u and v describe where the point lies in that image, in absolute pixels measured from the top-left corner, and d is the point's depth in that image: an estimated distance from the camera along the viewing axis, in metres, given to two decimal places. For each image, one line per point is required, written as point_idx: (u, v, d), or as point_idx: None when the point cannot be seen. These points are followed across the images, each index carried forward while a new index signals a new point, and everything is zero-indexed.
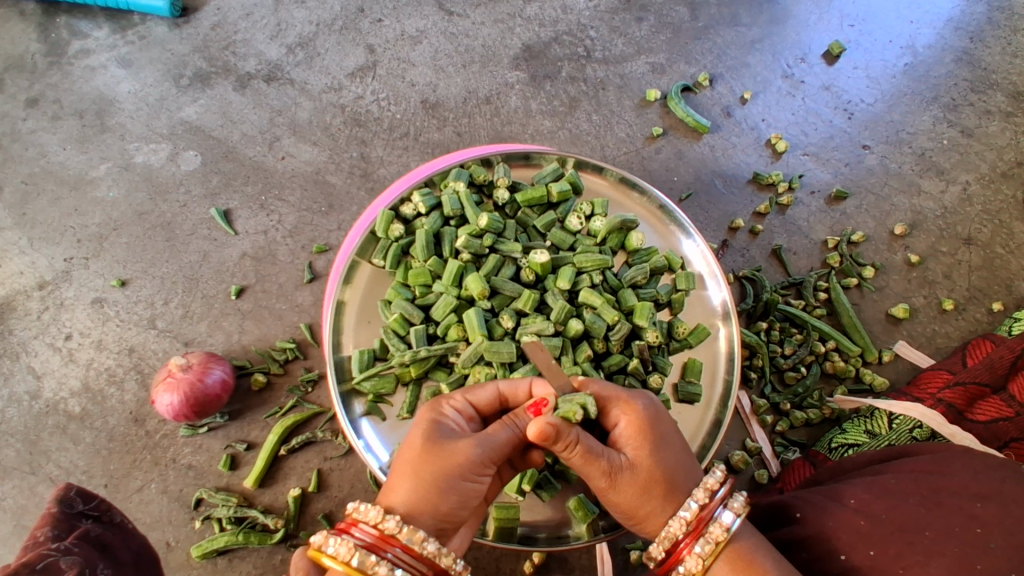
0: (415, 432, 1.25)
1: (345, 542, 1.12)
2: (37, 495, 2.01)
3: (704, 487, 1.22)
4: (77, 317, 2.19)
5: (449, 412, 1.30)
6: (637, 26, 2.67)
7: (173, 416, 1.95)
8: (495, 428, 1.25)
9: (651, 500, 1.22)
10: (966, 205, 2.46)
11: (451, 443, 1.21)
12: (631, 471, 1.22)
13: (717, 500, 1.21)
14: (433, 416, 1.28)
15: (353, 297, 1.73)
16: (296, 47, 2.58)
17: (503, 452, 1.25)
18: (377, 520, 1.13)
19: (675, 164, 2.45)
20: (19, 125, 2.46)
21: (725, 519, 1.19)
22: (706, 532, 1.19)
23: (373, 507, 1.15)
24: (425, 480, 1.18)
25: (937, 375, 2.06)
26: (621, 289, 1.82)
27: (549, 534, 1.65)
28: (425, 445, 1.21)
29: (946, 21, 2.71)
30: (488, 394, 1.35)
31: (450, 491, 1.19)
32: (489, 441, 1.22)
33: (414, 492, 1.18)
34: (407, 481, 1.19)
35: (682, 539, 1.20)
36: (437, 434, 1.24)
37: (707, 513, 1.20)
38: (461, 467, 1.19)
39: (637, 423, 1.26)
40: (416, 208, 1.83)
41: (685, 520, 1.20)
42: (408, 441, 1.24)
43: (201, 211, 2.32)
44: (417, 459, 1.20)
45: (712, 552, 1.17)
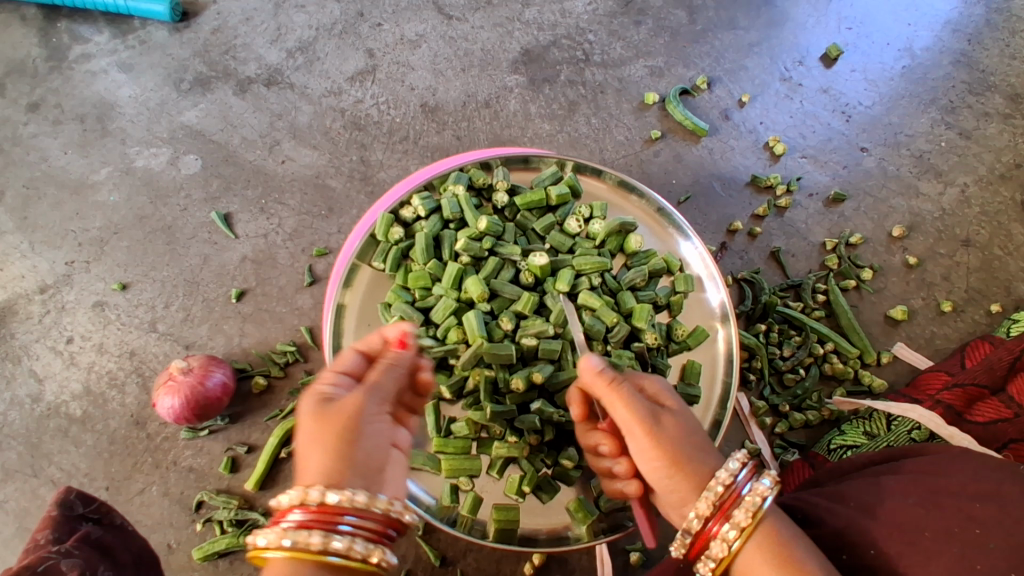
0: (303, 411, 1.18)
1: (274, 532, 1.06)
2: (39, 498, 2.02)
3: (734, 459, 1.18)
4: (78, 320, 2.20)
5: (330, 382, 1.23)
6: (635, 30, 2.68)
7: (174, 418, 1.96)
8: (381, 372, 1.24)
9: (687, 456, 1.21)
10: (965, 206, 2.47)
11: (339, 403, 1.17)
12: (667, 425, 1.22)
13: (744, 475, 1.18)
14: (312, 397, 1.20)
15: (353, 300, 1.74)
16: (296, 52, 2.60)
17: (395, 390, 1.26)
18: (305, 495, 1.07)
19: (674, 167, 2.46)
20: (21, 130, 2.47)
21: (754, 493, 1.17)
22: (736, 511, 1.16)
23: (293, 488, 1.08)
24: (335, 446, 1.12)
25: (936, 376, 2.07)
26: (621, 291, 1.83)
27: (549, 535, 1.66)
28: (322, 415, 1.15)
29: (943, 23, 2.73)
30: (355, 362, 1.28)
31: (363, 444, 1.15)
32: (377, 387, 1.22)
33: (328, 462, 1.11)
34: (318, 457, 1.12)
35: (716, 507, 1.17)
36: (323, 402, 1.18)
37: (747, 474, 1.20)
38: (363, 413, 1.17)
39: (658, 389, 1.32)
40: (416, 211, 1.86)
41: (714, 498, 1.16)
42: (299, 422, 1.17)
43: (202, 215, 2.33)
44: (320, 430, 1.13)
45: (740, 536, 1.16)
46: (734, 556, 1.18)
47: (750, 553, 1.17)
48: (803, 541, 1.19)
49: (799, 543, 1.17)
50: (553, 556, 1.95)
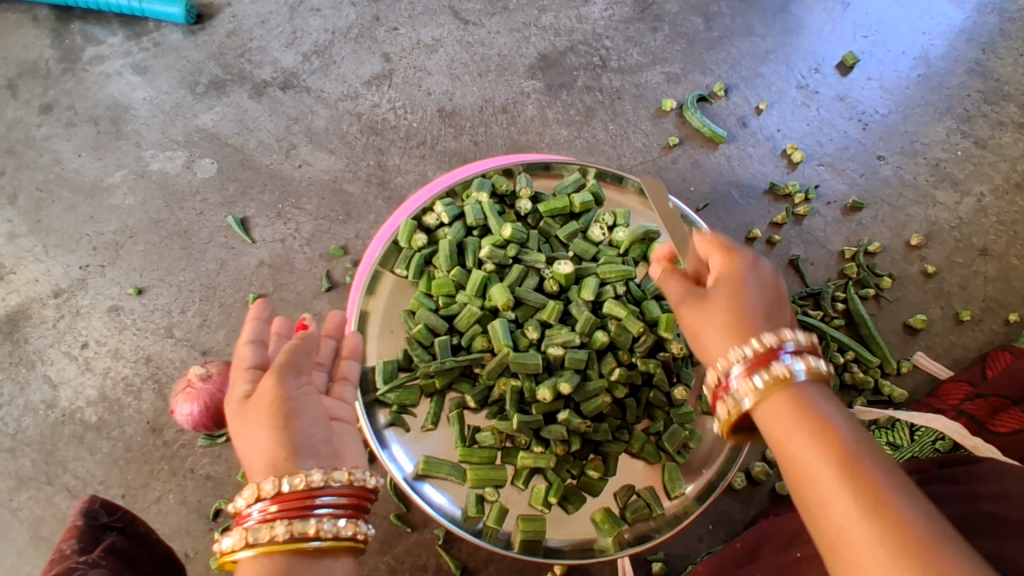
0: (234, 421, 1.18)
1: (243, 533, 1.09)
2: (54, 505, 1.99)
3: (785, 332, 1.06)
4: (93, 325, 2.18)
5: (243, 384, 1.22)
6: (652, 36, 2.68)
7: (192, 425, 1.94)
8: (282, 353, 1.20)
9: (720, 329, 1.11)
10: (981, 215, 2.48)
11: (255, 395, 1.17)
12: (711, 300, 1.13)
13: (791, 346, 1.04)
14: (231, 400, 1.21)
15: (376, 308, 1.77)
16: (312, 55, 2.58)
17: (301, 361, 1.21)
18: (270, 486, 1.09)
19: (692, 174, 2.46)
20: (34, 131, 2.45)
21: (797, 362, 1.03)
22: (766, 369, 1.03)
23: (246, 487, 1.10)
24: (271, 434, 1.13)
25: (957, 387, 2.07)
26: (645, 300, 1.81)
27: (573, 547, 1.66)
28: (247, 419, 1.16)
29: (957, 32, 2.73)
30: (253, 353, 1.28)
31: (289, 429, 1.14)
32: (292, 359, 1.20)
33: (269, 450, 1.12)
34: (254, 452, 1.13)
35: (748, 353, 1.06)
36: (241, 402, 1.19)
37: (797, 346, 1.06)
38: (286, 393, 1.17)
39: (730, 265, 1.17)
40: (439, 217, 1.85)
41: (741, 352, 1.06)
42: (232, 428, 1.19)
43: (218, 219, 2.32)
44: (252, 424, 1.15)
45: (762, 389, 1.03)
46: (753, 411, 1.05)
47: (771, 409, 1.02)
48: (856, 426, 0.97)
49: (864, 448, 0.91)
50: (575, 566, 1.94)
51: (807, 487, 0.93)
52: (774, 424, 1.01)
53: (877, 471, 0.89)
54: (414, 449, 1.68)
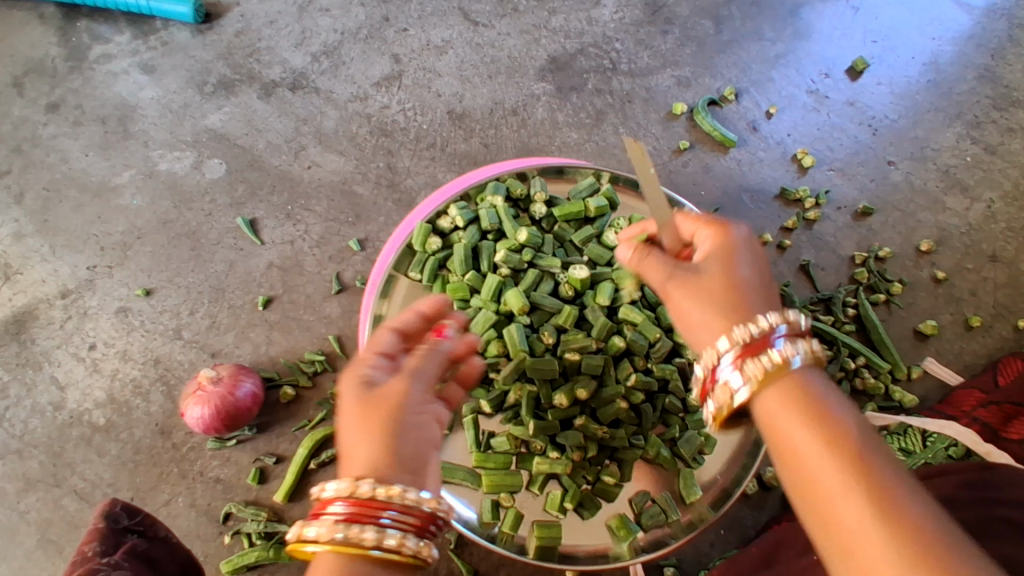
0: (343, 395, 1.11)
1: (324, 524, 1.01)
2: (62, 508, 1.98)
3: (778, 315, 1.11)
4: (101, 326, 2.16)
5: (369, 361, 1.15)
6: (662, 39, 2.67)
7: (203, 428, 1.93)
8: (420, 357, 1.15)
9: (719, 308, 1.15)
10: (991, 221, 2.48)
11: (386, 390, 1.08)
12: (714, 270, 1.19)
13: (783, 328, 1.09)
14: (354, 377, 1.12)
15: (390, 311, 1.72)
16: (321, 56, 2.57)
17: (437, 372, 1.16)
18: (356, 489, 1.00)
19: (702, 178, 2.45)
20: (41, 130, 2.43)
21: (790, 346, 1.07)
22: (761, 354, 1.07)
23: (342, 479, 1.01)
24: (383, 431, 1.05)
25: (969, 394, 2.07)
26: (660, 305, 1.82)
27: (588, 553, 1.65)
28: (363, 398, 1.08)
29: (967, 38, 2.74)
30: (390, 339, 1.20)
31: (405, 436, 1.06)
32: (422, 369, 1.14)
33: (377, 449, 1.04)
34: (369, 442, 1.04)
35: (727, 355, 1.10)
36: (367, 388, 1.10)
37: (768, 335, 1.09)
38: (408, 399, 1.09)
39: (721, 244, 1.22)
40: (454, 221, 1.84)
41: (739, 336, 1.09)
42: (344, 410, 1.08)
43: (227, 220, 2.30)
44: (363, 410, 1.06)
45: (762, 375, 1.06)
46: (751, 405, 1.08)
47: (767, 401, 1.05)
48: (847, 409, 1.01)
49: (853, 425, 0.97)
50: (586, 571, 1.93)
51: (797, 473, 0.97)
52: (771, 424, 1.03)
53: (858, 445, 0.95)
54: None
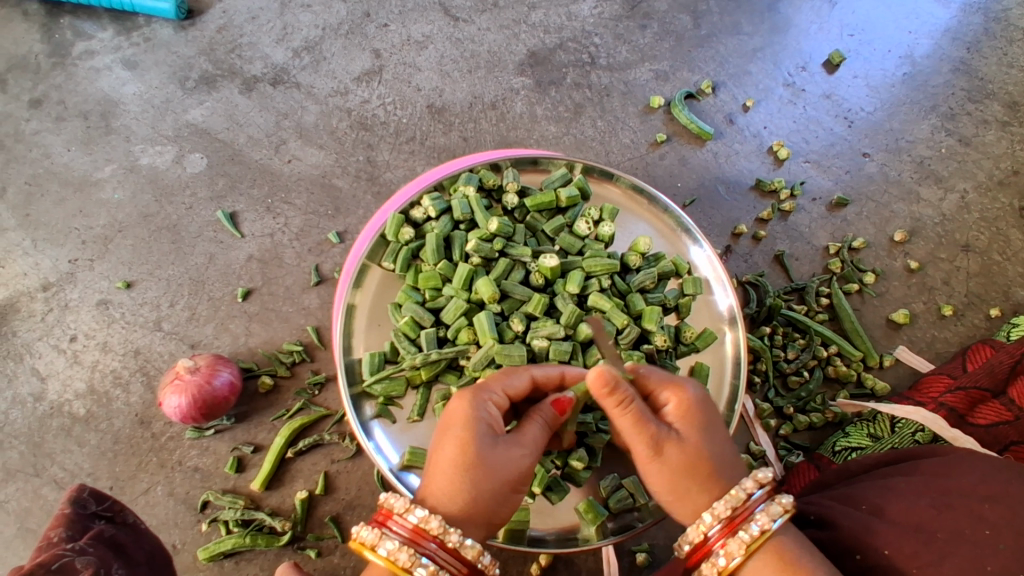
0: (461, 435, 1.22)
1: (404, 549, 1.15)
2: (42, 498, 2.00)
3: (751, 479, 1.23)
4: (82, 319, 2.19)
5: (490, 409, 1.28)
6: (640, 33, 2.70)
7: (181, 418, 1.95)
8: (534, 429, 1.29)
9: (695, 470, 1.24)
10: (964, 212, 2.51)
11: (503, 451, 1.23)
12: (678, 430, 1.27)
13: (760, 493, 1.23)
14: (475, 410, 1.26)
15: (363, 300, 1.77)
16: (302, 51, 2.59)
17: (541, 451, 1.30)
18: (438, 531, 1.15)
19: (679, 170, 2.48)
20: (23, 126, 2.45)
21: (769, 512, 1.21)
22: (746, 524, 1.20)
23: (438, 521, 1.15)
24: (482, 493, 1.20)
25: (938, 380, 2.10)
26: (630, 293, 1.84)
27: (556, 536, 1.69)
28: (480, 454, 1.20)
29: (942, 31, 2.76)
30: (518, 383, 1.37)
31: (499, 500, 1.23)
32: (532, 447, 1.28)
33: (470, 506, 1.19)
34: (466, 483, 1.19)
35: (715, 533, 1.22)
36: (483, 433, 1.24)
37: (747, 511, 1.21)
38: (518, 473, 1.24)
39: (679, 407, 1.28)
40: (427, 211, 1.86)
41: (722, 512, 1.21)
42: (457, 450, 1.21)
43: (207, 213, 2.32)
44: (474, 467, 1.20)
45: (747, 552, 1.19)
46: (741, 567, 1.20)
47: (756, 566, 1.19)
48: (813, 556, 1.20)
49: (798, 546, 1.21)
50: (559, 557, 1.96)
51: None
52: None
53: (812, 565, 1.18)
54: (400, 440, 1.68)
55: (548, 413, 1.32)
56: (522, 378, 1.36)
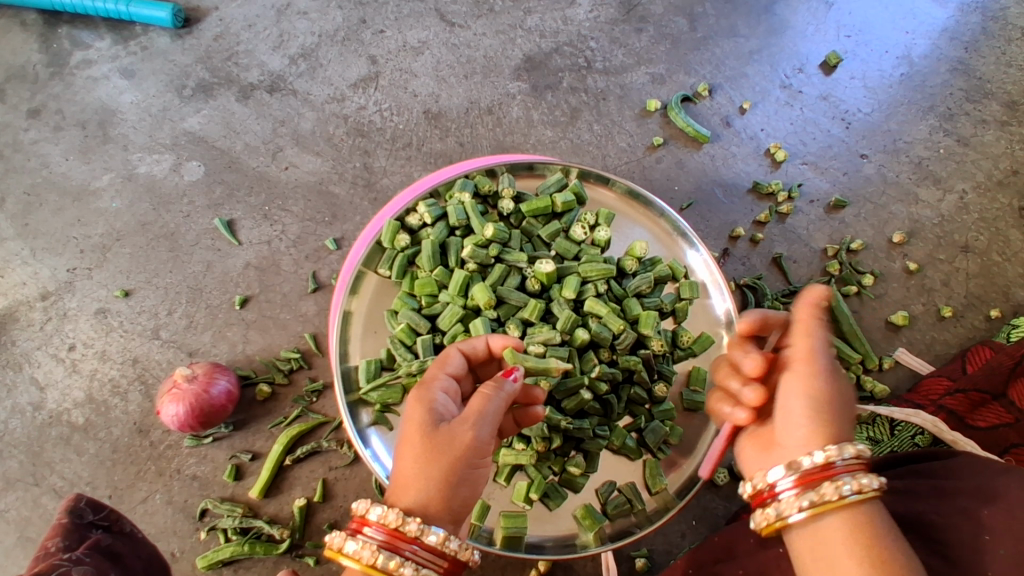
0: (410, 424, 1.23)
1: (368, 546, 1.14)
2: (41, 507, 2.01)
3: (851, 446, 1.14)
4: (80, 328, 2.19)
5: (435, 394, 1.29)
6: (637, 37, 2.70)
7: (178, 426, 1.95)
8: (482, 401, 1.23)
9: (836, 422, 1.18)
10: (963, 213, 2.50)
11: (449, 431, 1.20)
12: (822, 376, 1.21)
13: (853, 462, 1.13)
14: (421, 400, 1.27)
15: (359, 307, 1.77)
16: (299, 58, 2.59)
17: (497, 424, 1.25)
18: (397, 522, 1.14)
19: (676, 174, 2.48)
20: (22, 135, 2.46)
21: (854, 485, 1.11)
22: (822, 485, 1.12)
23: (393, 511, 1.14)
24: (439, 475, 1.18)
25: (937, 381, 2.10)
26: (626, 297, 1.84)
27: (555, 543, 1.69)
28: (427, 437, 1.20)
29: (940, 31, 2.75)
30: (459, 363, 1.40)
31: (459, 479, 1.19)
32: (485, 420, 1.23)
33: (430, 490, 1.17)
34: (420, 473, 1.18)
35: (791, 480, 1.16)
36: (430, 419, 1.23)
37: (833, 471, 1.13)
38: (473, 447, 1.20)
39: (815, 353, 1.23)
40: (422, 217, 1.85)
41: (806, 464, 1.15)
42: (408, 442, 1.21)
43: (204, 221, 2.33)
44: (423, 452, 1.19)
45: (814, 507, 1.12)
46: (801, 521, 1.15)
47: (822, 524, 1.12)
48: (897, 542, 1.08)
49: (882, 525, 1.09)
50: (558, 563, 1.96)
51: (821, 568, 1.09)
52: (820, 542, 1.11)
53: (885, 548, 1.06)
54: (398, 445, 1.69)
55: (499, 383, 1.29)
56: (456, 359, 1.40)
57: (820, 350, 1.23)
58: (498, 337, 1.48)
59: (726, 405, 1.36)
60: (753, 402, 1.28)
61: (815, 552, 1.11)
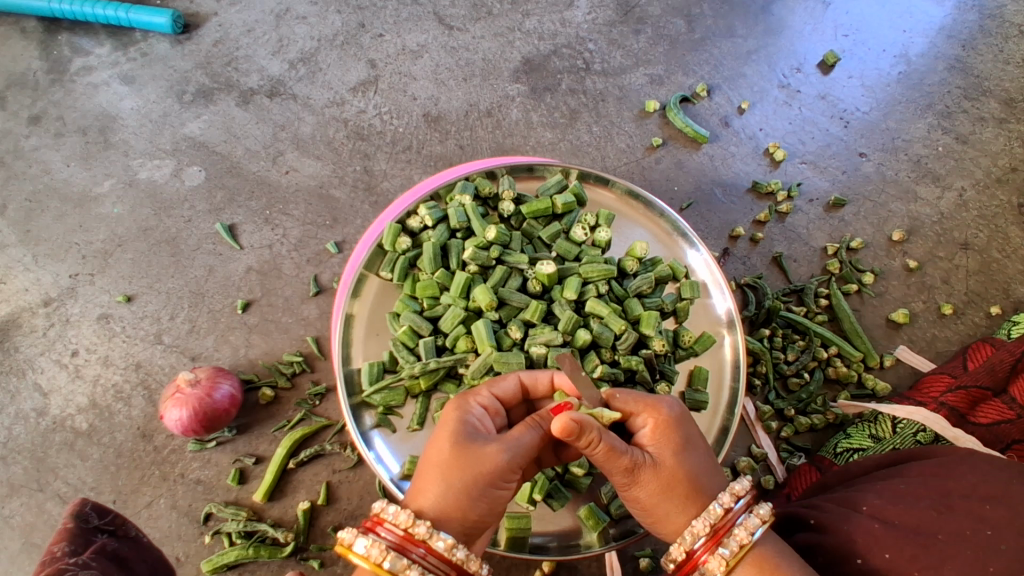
0: (444, 432, 1.25)
1: (376, 544, 1.14)
2: (46, 513, 2.01)
3: (728, 492, 1.23)
4: (83, 333, 2.20)
5: (476, 409, 1.31)
6: (634, 38, 2.71)
7: (182, 431, 1.96)
8: (522, 429, 1.25)
9: (668, 501, 1.23)
10: (962, 210, 2.51)
11: (482, 448, 1.21)
12: (672, 467, 1.24)
13: (740, 505, 1.23)
14: (460, 411, 1.28)
15: (361, 310, 1.76)
16: (298, 63, 2.60)
17: (528, 457, 1.25)
18: (407, 523, 1.14)
19: (675, 174, 2.48)
20: (23, 142, 2.47)
21: (749, 524, 1.21)
22: (728, 538, 1.20)
23: (405, 512, 1.15)
24: (456, 486, 1.18)
25: (938, 379, 2.09)
26: (627, 298, 1.85)
27: (559, 543, 1.69)
28: (456, 448, 1.21)
29: (937, 30, 2.76)
30: (510, 387, 1.40)
31: (475, 498, 1.19)
32: (517, 445, 1.23)
33: (445, 496, 1.18)
34: (439, 478, 1.19)
35: (701, 543, 1.21)
36: (465, 432, 1.24)
37: (728, 521, 1.21)
38: (499, 470, 1.20)
39: (660, 423, 1.27)
40: (423, 220, 1.87)
41: (707, 525, 1.21)
42: (436, 447, 1.23)
43: (206, 226, 2.34)
44: (448, 462, 1.20)
45: (733, 560, 1.19)
46: None
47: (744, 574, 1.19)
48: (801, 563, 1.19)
49: (780, 552, 1.20)
50: (562, 564, 1.97)
51: None
52: None
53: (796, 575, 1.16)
54: (400, 450, 1.68)
55: (545, 417, 1.29)
56: (509, 383, 1.41)
57: (665, 457, 1.24)
58: (564, 374, 1.43)
59: None
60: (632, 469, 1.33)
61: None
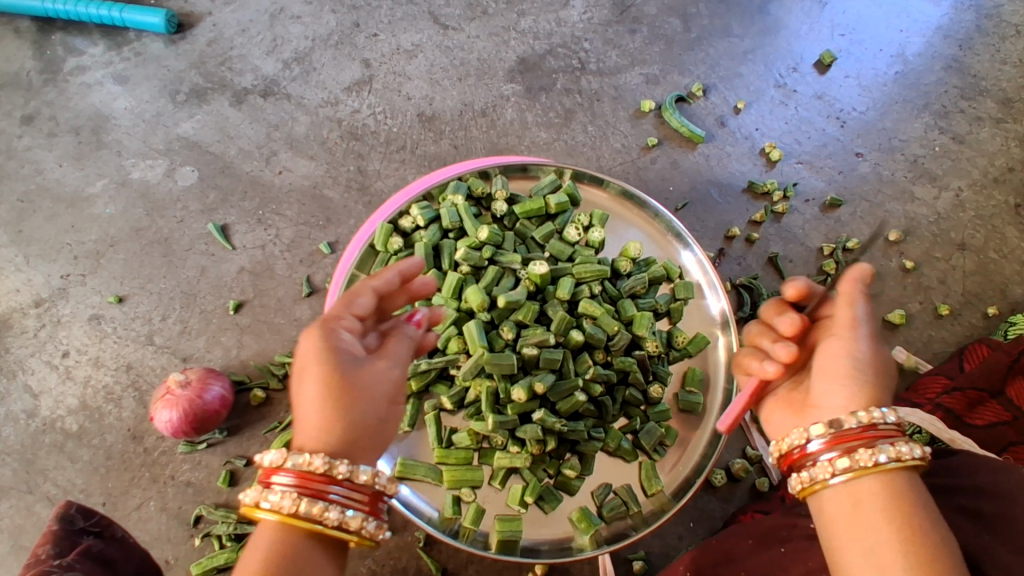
0: (320, 367, 1.20)
1: (287, 495, 1.15)
2: (35, 515, 2.00)
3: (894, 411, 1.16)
4: (74, 334, 2.18)
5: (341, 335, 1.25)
6: (630, 38, 2.69)
7: (172, 432, 1.95)
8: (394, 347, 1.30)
9: (871, 379, 1.20)
10: (960, 210, 2.49)
11: (364, 374, 1.22)
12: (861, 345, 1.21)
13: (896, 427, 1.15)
14: (328, 344, 1.22)
15: None
16: (292, 62, 2.59)
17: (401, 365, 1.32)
18: (321, 467, 1.15)
19: (671, 174, 2.47)
20: (15, 142, 2.46)
21: (895, 449, 1.12)
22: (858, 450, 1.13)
23: (316, 457, 1.15)
24: (356, 417, 1.20)
25: (936, 380, 2.08)
26: (621, 298, 1.83)
27: (551, 546, 1.67)
28: (341, 379, 1.19)
29: (934, 29, 2.75)
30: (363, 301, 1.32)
31: (372, 421, 1.23)
32: (394, 362, 1.28)
33: (347, 428, 1.19)
34: (333, 413, 1.18)
35: (834, 436, 1.16)
36: (344, 359, 1.22)
37: (873, 434, 1.14)
38: (387, 391, 1.24)
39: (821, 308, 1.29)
40: (416, 220, 1.85)
41: (851, 425, 1.15)
42: (317, 385, 1.19)
43: (198, 226, 2.32)
44: (340, 396, 1.19)
45: (856, 469, 1.13)
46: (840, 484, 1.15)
47: (860, 488, 1.13)
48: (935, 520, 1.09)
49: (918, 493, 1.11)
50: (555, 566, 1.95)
51: (853, 532, 1.10)
52: (851, 508, 1.12)
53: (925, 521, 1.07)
54: (392, 451, 1.67)
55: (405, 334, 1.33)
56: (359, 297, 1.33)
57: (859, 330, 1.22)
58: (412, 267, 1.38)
59: (755, 360, 1.28)
60: (786, 359, 1.20)
61: (845, 514, 1.12)
